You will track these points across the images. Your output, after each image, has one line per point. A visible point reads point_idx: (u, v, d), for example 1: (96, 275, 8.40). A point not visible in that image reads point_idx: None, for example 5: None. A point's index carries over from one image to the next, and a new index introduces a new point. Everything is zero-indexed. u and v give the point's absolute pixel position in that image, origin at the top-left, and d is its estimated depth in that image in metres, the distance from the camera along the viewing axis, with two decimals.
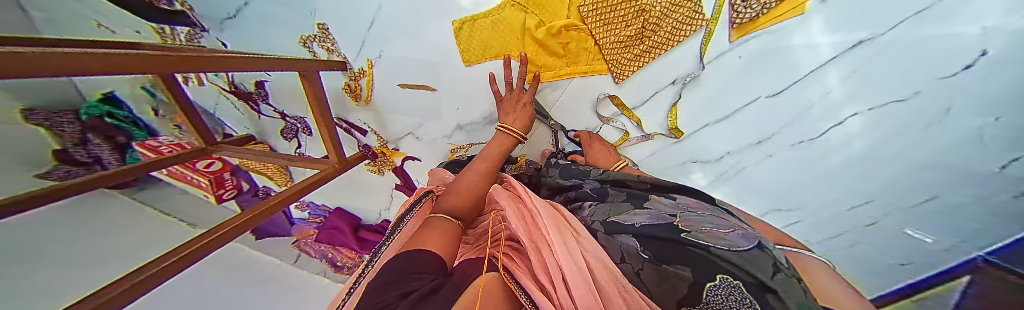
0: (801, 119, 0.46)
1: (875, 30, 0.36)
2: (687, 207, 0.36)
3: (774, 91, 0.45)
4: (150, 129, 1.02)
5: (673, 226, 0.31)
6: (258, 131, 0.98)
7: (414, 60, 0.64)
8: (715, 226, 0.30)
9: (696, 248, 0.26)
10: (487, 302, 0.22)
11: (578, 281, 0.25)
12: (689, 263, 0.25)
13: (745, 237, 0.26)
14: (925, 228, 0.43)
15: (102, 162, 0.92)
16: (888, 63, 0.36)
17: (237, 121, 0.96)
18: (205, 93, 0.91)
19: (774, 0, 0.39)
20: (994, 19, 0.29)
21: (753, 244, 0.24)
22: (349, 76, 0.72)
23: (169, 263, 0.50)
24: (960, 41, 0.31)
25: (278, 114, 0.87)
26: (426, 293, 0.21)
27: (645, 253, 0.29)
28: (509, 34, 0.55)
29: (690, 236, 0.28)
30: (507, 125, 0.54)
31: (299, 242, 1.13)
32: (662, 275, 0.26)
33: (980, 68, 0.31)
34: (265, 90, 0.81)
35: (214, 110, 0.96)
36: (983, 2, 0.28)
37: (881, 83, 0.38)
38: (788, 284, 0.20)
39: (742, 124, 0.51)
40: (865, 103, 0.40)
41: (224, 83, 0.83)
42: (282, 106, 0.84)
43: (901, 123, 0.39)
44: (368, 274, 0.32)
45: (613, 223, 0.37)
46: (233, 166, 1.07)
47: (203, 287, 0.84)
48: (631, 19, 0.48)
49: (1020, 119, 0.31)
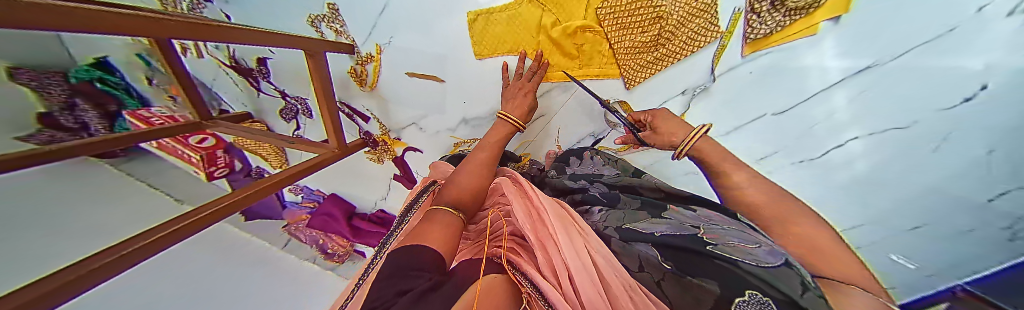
0: (805, 139, 0.39)
1: (880, 56, 0.32)
2: (709, 220, 0.35)
3: (778, 109, 0.41)
4: (141, 98, 1.05)
5: (698, 238, 0.30)
6: (257, 110, 0.95)
7: (423, 52, 0.63)
8: (741, 240, 0.29)
9: (722, 262, 0.25)
10: (487, 300, 0.22)
11: (586, 283, 0.25)
12: (715, 277, 0.24)
13: (773, 253, 0.26)
14: (918, 254, 0.32)
15: (88, 129, 0.90)
16: (899, 87, 0.31)
17: (235, 98, 0.94)
18: (203, 66, 0.89)
19: (790, 18, 0.38)
20: (999, 53, 0.24)
21: (782, 261, 0.24)
22: (355, 61, 0.71)
23: (178, 228, 0.49)
24: (965, 75, 0.26)
25: (279, 93, 0.85)
26: (424, 292, 0.21)
27: (668, 265, 0.28)
28: (524, 31, 0.55)
29: (716, 249, 0.27)
30: (508, 114, 0.55)
31: (292, 226, 1.11)
32: (686, 287, 0.25)
33: (981, 103, 0.26)
34: (267, 68, 0.79)
35: (212, 84, 0.93)
36: (996, 29, 0.24)
37: (886, 109, 0.32)
38: (816, 303, 0.19)
39: (743, 144, 0.44)
40: (867, 127, 0.34)
41: (224, 57, 0.82)
42: (283, 85, 0.82)
43: (903, 154, 0.32)
44: (371, 268, 0.32)
45: (629, 230, 0.36)
46: (226, 144, 1.05)
47: (197, 265, 0.83)
48: (647, 25, 0.50)
49: (1015, 155, 0.24)
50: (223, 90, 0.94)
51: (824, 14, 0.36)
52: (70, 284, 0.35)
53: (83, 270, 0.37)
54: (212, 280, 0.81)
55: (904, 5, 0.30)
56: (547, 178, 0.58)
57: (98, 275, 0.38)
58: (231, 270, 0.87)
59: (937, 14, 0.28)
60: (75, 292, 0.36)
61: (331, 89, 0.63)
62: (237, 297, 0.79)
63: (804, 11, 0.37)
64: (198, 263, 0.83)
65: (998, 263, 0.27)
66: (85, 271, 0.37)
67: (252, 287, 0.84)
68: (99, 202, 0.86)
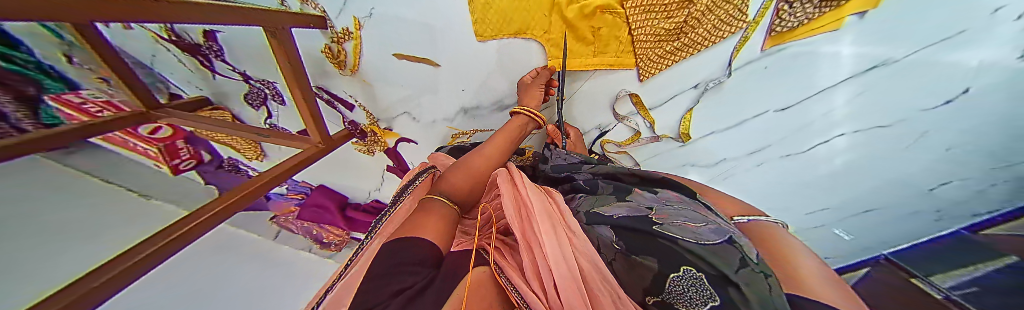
0: (800, 133, 0.51)
1: (895, 53, 0.36)
2: (666, 201, 0.37)
3: (784, 106, 0.49)
4: (66, 78, 0.68)
5: (647, 218, 0.32)
6: (216, 93, 0.83)
7: (408, 24, 0.52)
8: (688, 219, 0.31)
9: (665, 240, 0.28)
10: (475, 298, 0.21)
11: (571, 292, 0.22)
12: (655, 254, 0.26)
13: (716, 231, 0.28)
14: (879, 231, 0.57)
15: (8, 119, 0.59)
16: (893, 86, 0.39)
17: (185, 80, 0.80)
18: (125, 38, 0.67)
19: (821, 10, 0.36)
20: (995, 50, 0.31)
21: (724, 239, 0.26)
22: (330, 38, 0.58)
23: (160, 246, 0.46)
24: (955, 69, 0.34)
25: (240, 76, 0.73)
26: (418, 291, 0.19)
27: (618, 245, 0.30)
28: (535, 9, 0.46)
29: (660, 228, 0.29)
30: (525, 106, 0.56)
31: (280, 218, 1.08)
32: (631, 265, 0.27)
33: (958, 103, 0.37)
34: (218, 43, 0.64)
35: (153, 62, 0.74)
36: (998, 32, 0.29)
37: (884, 104, 0.42)
38: (752, 276, 0.22)
39: (751, 131, 0.55)
40: (853, 126, 0.46)
41: (159, 30, 0.61)
42: (244, 66, 0.69)
43: (883, 141, 0.46)
44: (365, 250, 0.31)
45: (595, 214, 0.37)
46: (187, 133, 0.91)
47: (201, 262, 0.85)
48: (674, 10, 0.42)
49: (971, 151, 0.40)
50: (167, 71, 0.77)
51: (853, 9, 0.34)
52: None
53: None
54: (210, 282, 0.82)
55: (921, 12, 0.32)
56: (540, 168, 0.60)
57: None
58: (234, 265, 0.91)
59: (949, 16, 0.31)
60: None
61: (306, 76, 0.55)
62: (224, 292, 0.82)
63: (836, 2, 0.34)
64: (201, 260, 0.85)
65: (923, 237, 0.52)
66: (79, 295, 0.36)
67: (246, 284, 0.89)
68: (82, 197, 0.80)
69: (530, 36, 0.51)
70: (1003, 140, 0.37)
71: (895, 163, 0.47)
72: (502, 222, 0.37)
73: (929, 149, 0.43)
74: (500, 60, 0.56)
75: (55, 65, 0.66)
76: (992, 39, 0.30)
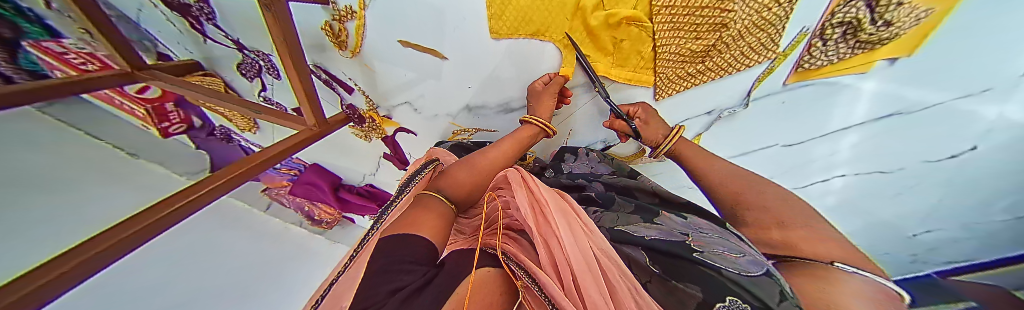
0: (804, 169, 0.57)
1: (918, 103, 0.40)
2: (699, 228, 0.37)
3: (791, 142, 0.54)
4: (47, 25, 0.60)
5: (686, 244, 0.31)
6: (207, 58, 0.79)
7: (419, 11, 0.47)
8: (727, 249, 0.31)
9: (707, 268, 0.27)
10: (478, 294, 0.19)
11: (590, 284, 0.21)
12: (699, 283, 0.25)
13: (754, 263, 0.28)
14: None
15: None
16: (903, 136, 0.45)
17: (175, 40, 0.74)
18: None
19: (854, 51, 0.37)
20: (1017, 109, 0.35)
21: (764, 271, 0.26)
22: (331, 15, 0.53)
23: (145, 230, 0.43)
24: (974, 118, 0.38)
25: (233, 44, 0.69)
26: (417, 290, 0.17)
27: (655, 268, 0.28)
28: (556, 12, 0.43)
29: (701, 256, 0.29)
30: (536, 116, 0.54)
31: (273, 191, 1.09)
32: (669, 289, 0.25)
33: (961, 158, 0.43)
34: (210, 6, 0.58)
35: (138, 18, 0.67)
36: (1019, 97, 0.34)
37: (885, 154, 0.49)
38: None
39: (765, 161, 0.59)
40: (855, 168, 0.53)
41: None
42: (239, 35, 0.65)
43: (873, 189, 0.54)
44: (366, 247, 0.30)
45: (620, 231, 0.36)
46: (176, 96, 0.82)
47: (199, 231, 0.82)
48: (704, 33, 0.39)
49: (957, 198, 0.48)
50: (155, 29, 0.71)
51: (885, 54, 0.36)
52: (62, 276, 0.27)
53: (67, 264, 0.28)
54: (206, 250, 0.80)
55: (940, 70, 0.36)
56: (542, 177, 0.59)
57: (106, 256, 0.32)
58: (229, 235, 0.90)
59: (976, 77, 0.35)
60: (66, 285, 0.28)
61: (301, 54, 0.53)
62: (217, 266, 0.80)
63: (871, 45, 0.35)
64: (195, 231, 0.81)
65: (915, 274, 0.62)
66: None
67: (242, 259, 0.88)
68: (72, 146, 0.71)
69: (546, 38, 0.48)
70: (979, 198, 0.47)
71: (889, 209, 0.55)
72: (506, 220, 0.36)
73: (921, 197, 0.51)
74: (513, 61, 0.54)
75: (33, 8, 0.57)
76: (1008, 101, 0.35)
